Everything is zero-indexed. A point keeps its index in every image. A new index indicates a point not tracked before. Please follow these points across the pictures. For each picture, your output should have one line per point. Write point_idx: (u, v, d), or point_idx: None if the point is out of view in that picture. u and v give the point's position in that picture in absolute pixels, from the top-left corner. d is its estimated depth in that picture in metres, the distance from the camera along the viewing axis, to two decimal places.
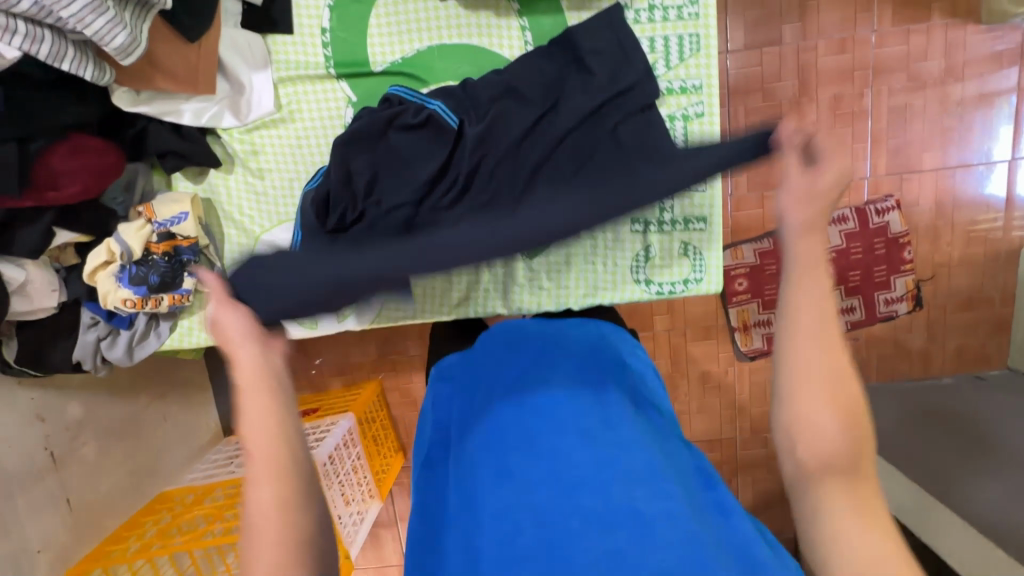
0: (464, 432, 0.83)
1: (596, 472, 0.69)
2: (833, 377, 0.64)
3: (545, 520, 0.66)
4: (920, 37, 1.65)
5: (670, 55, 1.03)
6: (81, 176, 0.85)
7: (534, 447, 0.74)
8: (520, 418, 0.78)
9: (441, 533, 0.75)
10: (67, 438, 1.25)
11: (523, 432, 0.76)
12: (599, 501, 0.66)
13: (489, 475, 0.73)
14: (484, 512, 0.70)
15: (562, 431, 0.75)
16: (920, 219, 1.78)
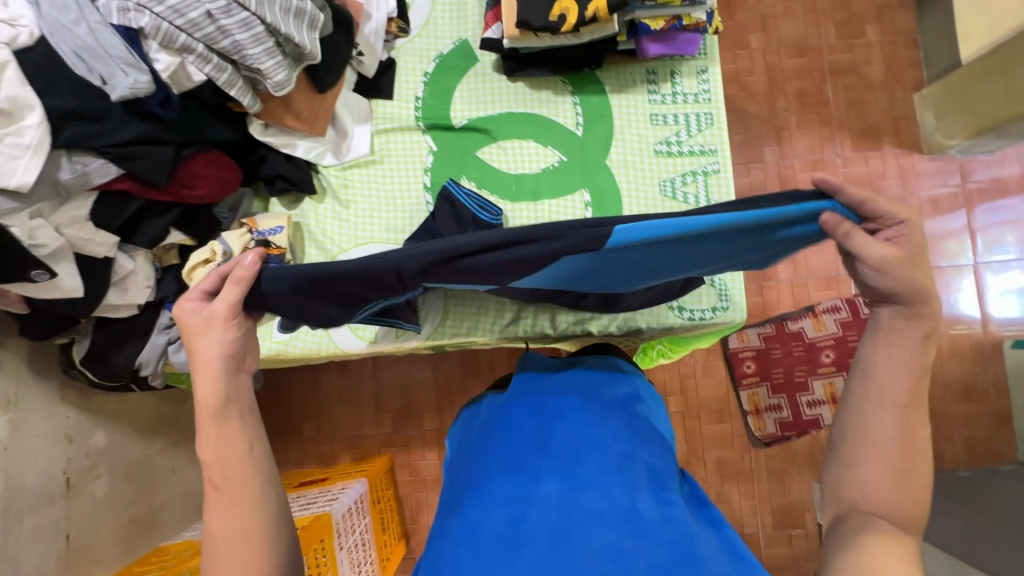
0: (484, 437, 0.88)
1: (606, 481, 0.73)
2: (896, 464, 0.72)
3: (555, 510, 0.69)
4: (877, 161, 1.99)
5: (691, 127, 1.13)
6: (212, 183, 0.95)
7: (552, 449, 0.79)
8: (542, 427, 0.83)
9: (446, 519, 0.78)
10: (84, 467, 1.21)
11: (544, 437, 0.81)
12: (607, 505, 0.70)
13: (511, 472, 0.77)
14: (493, 498, 0.74)
15: (579, 442, 0.79)
16: None
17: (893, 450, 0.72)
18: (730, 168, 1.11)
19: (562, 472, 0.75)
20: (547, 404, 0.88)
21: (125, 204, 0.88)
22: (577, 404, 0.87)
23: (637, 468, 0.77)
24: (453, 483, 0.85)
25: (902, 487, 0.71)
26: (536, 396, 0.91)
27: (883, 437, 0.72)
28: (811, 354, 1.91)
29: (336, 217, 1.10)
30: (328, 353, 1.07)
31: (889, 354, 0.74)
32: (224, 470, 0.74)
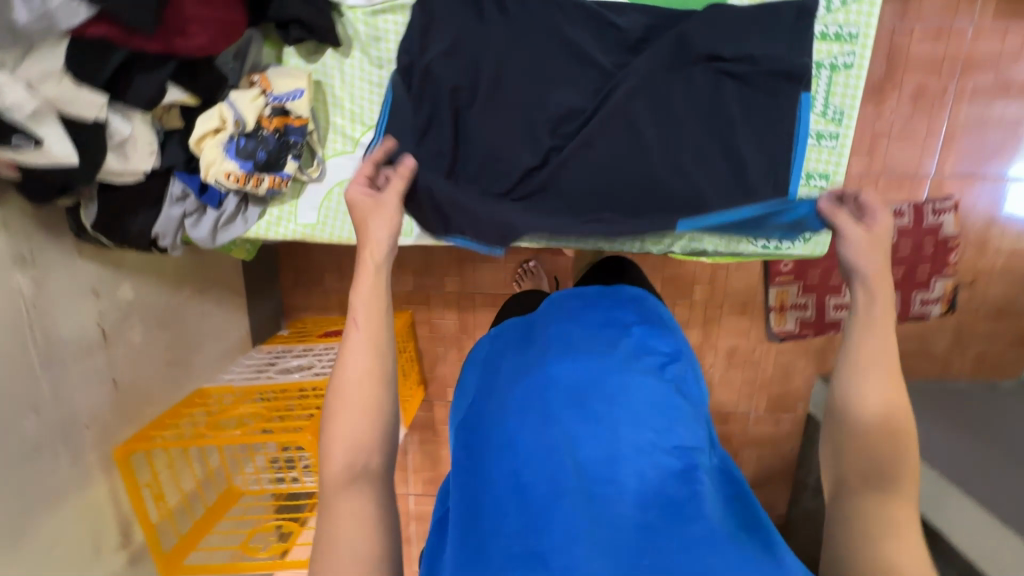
0: (523, 376, 0.97)
1: (639, 453, 0.85)
2: (881, 434, 0.78)
3: (585, 472, 0.84)
4: (1015, 36, 1.61)
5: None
6: (212, 32, 0.73)
7: (584, 410, 0.90)
8: (582, 389, 0.92)
9: (482, 441, 0.91)
10: (118, 318, 1.22)
11: (583, 399, 0.91)
12: (632, 477, 0.83)
13: (547, 430, 0.88)
14: (536, 450, 0.86)
15: (615, 411, 0.89)
16: (973, 225, 1.79)
17: (874, 427, 0.79)
18: (866, 64, 0.85)
19: (601, 441, 0.87)
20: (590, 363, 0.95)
21: (106, 55, 0.70)
22: (618, 371, 0.94)
23: (666, 446, 0.87)
24: (490, 415, 0.94)
25: (885, 465, 0.77)
26: (574, 353, 0.98)
27: (878, 394, 0.79)
28: None
29: (366, 79, 0.89)
30: (359, 242, 0.97)
31: (870, 343, 0.82)
32: (356, 381, 0.75)
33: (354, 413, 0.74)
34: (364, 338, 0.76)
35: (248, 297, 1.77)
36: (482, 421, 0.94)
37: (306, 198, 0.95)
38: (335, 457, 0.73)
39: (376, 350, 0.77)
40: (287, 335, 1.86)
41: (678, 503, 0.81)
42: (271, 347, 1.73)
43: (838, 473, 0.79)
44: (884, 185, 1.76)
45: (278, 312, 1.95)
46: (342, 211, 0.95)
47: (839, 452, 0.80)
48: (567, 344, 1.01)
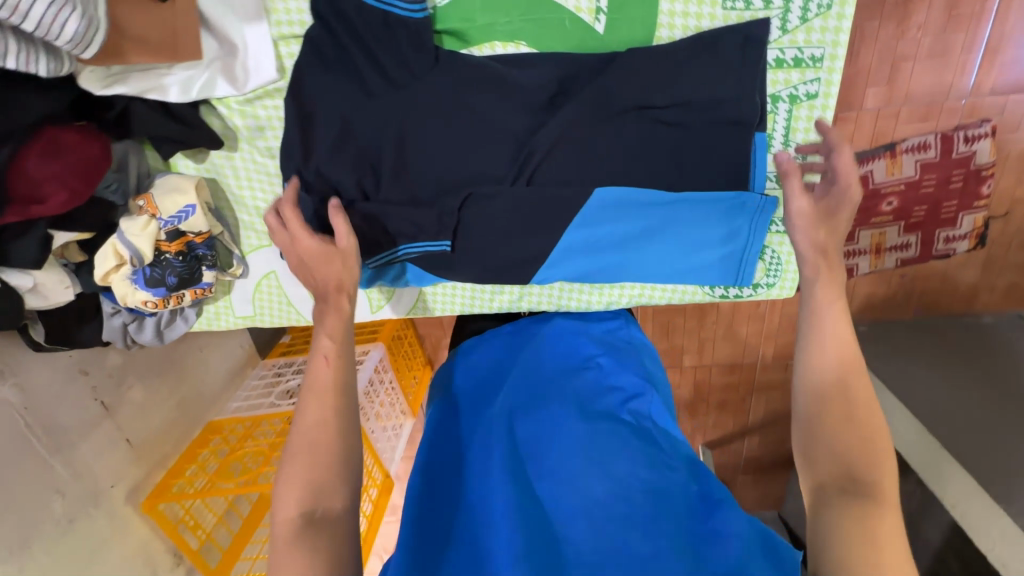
0: (479, 412, 0.94)
1: (592, 504, 0.76)
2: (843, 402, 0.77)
3: (532, 501, 0.79)
4: None
5: (791, 16, 0.88)
6: (65, 181, 0.72)
7: (530, 437, 0.86)
8: (529, 414, 0.88)
9: (438, 479, 0.88)
10: (113, 385, 1.29)
11: (529, 423, 0.87)
12: (588, 534, 0.73)
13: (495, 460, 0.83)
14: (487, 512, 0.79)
15: (563, 435, 0.84)
16: (1013, 149, 1.56)
17: (838, 398, 0.78)
18: None
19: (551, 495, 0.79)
20: (539, 388, 0.93)
21: None
22: (567, 397, 0.89)
23: (623, 487, 0.76)
24: (448, 478, 0.87)
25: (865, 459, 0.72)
26: (529, 400, 0.91)
27: (829, 366, 0.80)
28: (870, 202, 1.63)
29: (260, 171, 0.91)
30: (299, 327, 0.97)
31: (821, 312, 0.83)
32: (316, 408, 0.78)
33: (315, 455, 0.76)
34: (332, 344, 0.82)
35: None
36: (442, 484, 0.87)
37: (236, 294, 0.95)
38: (290, 497, 0.72)
39: (331, 391, 0.79)
40: (289, 341, 1.93)
41: (632, 525, 0.72)
42: (274, 359, 1.78)
43: (819, 460, 0.75)
44: (906, 117, 1.52)
45: None
46: (275, 301, 0.95)
47: (811, 441, 0.77)
48: (527, 387, 0.94)
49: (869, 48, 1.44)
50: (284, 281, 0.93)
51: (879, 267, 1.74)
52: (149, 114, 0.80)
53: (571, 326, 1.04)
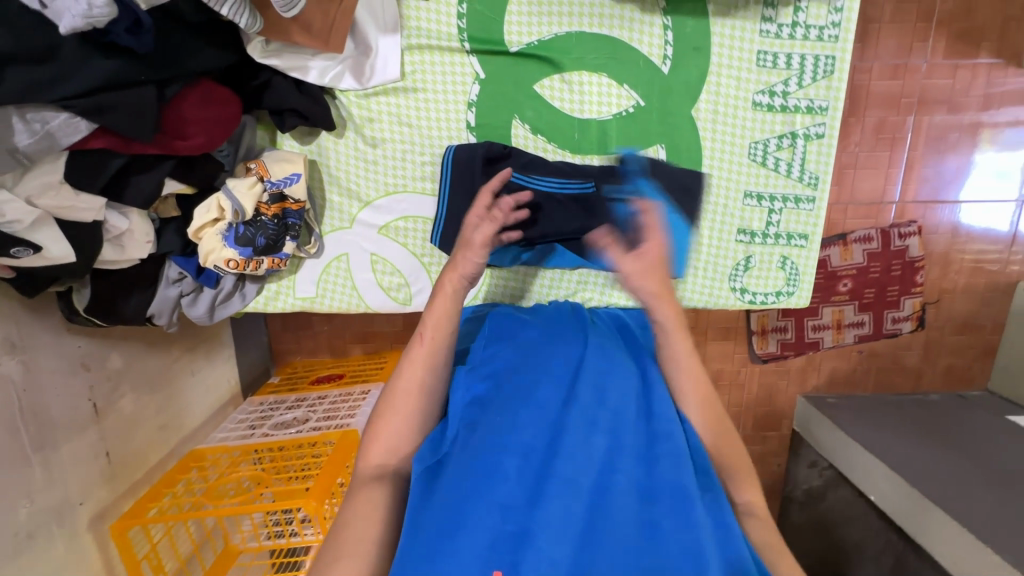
0: (522, 339, 0.81)
1: (639, 455, 0.69)
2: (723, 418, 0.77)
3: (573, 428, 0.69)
4: (965, 72, 1.64)
5: (805, 74, 0.87)
6: (209, 129, 0.75)
7: (607, 390, 0.74)
8: (622, 370, 0.78)
9: (494, 398, 0.73)
10: (108, 389, 1.21)
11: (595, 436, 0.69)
12: (632, 480, 0.66)
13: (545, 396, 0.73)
14: (516, 443, 0.68)
15: (610, 375, 0.77)
16: (937, 245, 1.80)
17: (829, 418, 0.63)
18: (835, 133, 0.90)
19: (597, 425, 0.70)
20: (611, 384, 0.75)
21: (105, 162, 0.69)
22: (612, 352, 0.81)
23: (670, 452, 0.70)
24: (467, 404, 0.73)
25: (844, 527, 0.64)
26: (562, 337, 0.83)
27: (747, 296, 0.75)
28: (828, 282, 1.83)
29: (359, 158, 0.91)
30: (358, 312, 0.98)
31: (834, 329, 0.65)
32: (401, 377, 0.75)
33: (407, 403, 0.73)
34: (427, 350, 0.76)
35: (237, 345, 1.76)
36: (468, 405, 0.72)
37: (303, 272, 0.96)
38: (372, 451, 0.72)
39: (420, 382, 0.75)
40: (276, 383, 1.85)
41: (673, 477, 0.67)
42: (262, 398, 1.71)
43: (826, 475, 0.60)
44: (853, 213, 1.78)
45: (264, 360, 1.91)
46: (340, 284, 0.97)
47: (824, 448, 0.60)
48: (557, 326, 0.86)
49: None
50: (354, 264, 0.97)
51: (840, 343, 1.90)
52: (287, 90, 0.81)
53: (624, 322, 0.92)
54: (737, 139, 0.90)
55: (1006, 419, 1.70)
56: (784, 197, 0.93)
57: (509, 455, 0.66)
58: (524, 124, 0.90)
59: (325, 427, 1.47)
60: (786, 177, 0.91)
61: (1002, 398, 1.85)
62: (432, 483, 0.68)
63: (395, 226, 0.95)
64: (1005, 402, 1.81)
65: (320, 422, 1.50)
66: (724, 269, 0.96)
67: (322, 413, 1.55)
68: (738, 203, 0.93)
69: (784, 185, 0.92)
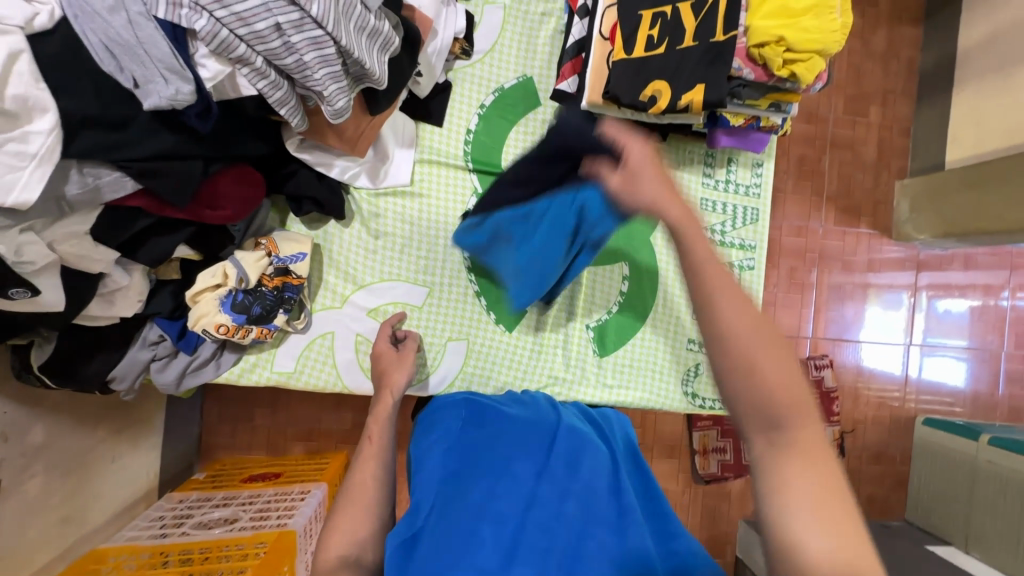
0: (492, 424, 0.85)
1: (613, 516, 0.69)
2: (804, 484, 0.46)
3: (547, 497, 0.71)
4: (851, 237, 2.01)
5: (736, 219, 1.09)
6: (236, 204, 0.83)
7: (579, 460, 0.77)
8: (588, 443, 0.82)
9: (470, 471, 0.74)
10: (19, 466, 1.07)
11: (565, 506, 0.70)
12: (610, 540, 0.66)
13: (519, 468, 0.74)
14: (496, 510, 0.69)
15: (578, 445, 0.80)
16: (846, 378, 2.01)
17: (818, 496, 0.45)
18: (762, 266, 1.11)
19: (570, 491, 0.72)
20: (583, 457, 0.77)
21: (135, 221, 0.75)
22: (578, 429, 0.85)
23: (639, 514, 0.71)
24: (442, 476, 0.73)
25: None
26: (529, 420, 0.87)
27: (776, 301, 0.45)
28: None
29: (362, 246, 1.00)
30: (333, 391, 1.00)
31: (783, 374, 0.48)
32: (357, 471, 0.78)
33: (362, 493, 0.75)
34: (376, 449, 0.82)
35: (165, 434, 1.61)
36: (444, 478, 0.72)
37: (285, 347, 0.98)
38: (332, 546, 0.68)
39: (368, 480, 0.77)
40: (200, 480, 1.67)
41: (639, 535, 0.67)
42: (184, 494, 1.53)
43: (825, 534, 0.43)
44: None
45: (190, 454, 1.75)
46: (321, 361, 0.99)
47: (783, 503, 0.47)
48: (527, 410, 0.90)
49: None
50: (338, 343, 1.00)
51: None
52: (311, 180, 0.92)
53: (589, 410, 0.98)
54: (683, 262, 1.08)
55: (927, 548, 1.79)
56: None
57: (486, 523, 0.67)
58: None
59: (257, 527, 1.34)
60: None
61: (919, 529, 1.94)
62: (407, 560, 0.63)
63: (385, 309, 1.01)
64: (923, 534, 1.89)
65: (251, 523, 1.36)
66: (677, 372, 1.07)
67: (252, 514, 1.42)
68: (688, 317, 1.08)
69: None
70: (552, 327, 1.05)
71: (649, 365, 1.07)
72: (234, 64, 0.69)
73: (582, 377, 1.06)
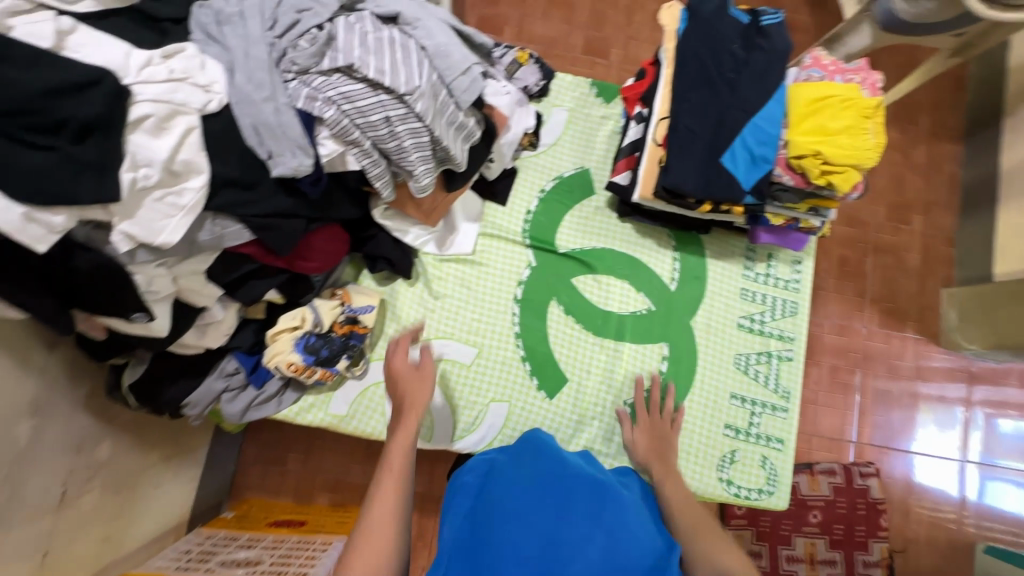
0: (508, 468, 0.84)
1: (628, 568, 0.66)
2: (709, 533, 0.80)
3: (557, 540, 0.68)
4: (896, 340, 1.98)
5: (775, 310, 1.14)
6: (323, 258, 0.95)
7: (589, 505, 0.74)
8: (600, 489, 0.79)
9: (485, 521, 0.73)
10: (82, 479, 1.15)
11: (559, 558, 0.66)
12: None
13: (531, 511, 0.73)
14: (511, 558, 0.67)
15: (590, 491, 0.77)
16: (895, 491, 1.89)
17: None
18: (801, 358, 1.13)
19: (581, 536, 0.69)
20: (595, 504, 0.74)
21: (241, 265, 0.87)
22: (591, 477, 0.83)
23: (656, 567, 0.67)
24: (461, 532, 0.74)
25: None
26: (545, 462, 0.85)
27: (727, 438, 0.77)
28: (799, 510, 1.83)
29: (422, 305, 1.10)
30: (378, 439, 1.05)
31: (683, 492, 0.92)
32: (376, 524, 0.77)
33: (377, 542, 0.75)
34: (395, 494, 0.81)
35: (204, 467, 1.68)
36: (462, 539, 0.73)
37: (341, 391, 1.06)
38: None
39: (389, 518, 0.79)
40: (229, 518, 1.69)
41: None
42: (212, 531, 1.55)
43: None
44: (816, 445, 1.93)
45: (222, 492, 1.79)
46: (371, 408, 1.06)
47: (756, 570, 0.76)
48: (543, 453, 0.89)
49: None
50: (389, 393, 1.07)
51: None
52: (387, 243, 1.04)
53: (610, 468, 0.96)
54: (718, 347, 1.12)
55: None
56: (764, 402, 1.11)
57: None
58: (559, 307, 1.12)
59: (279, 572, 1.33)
60: (764, 387, 1.11)
61: None
62: None
63: (436, 365, 1.08)
64: None
65: (274, 567, 1.36)
66: (712, 457, 1.08)
67: (275, 558, 1.42)
68: (726, 402, 1.10)
69: (760, 389, 1.11)
70: (592, 401, 1.09)
71: (685, 447, 1.08)
72: (347, 145, 0.84)
73: (618, 452, 1.08)
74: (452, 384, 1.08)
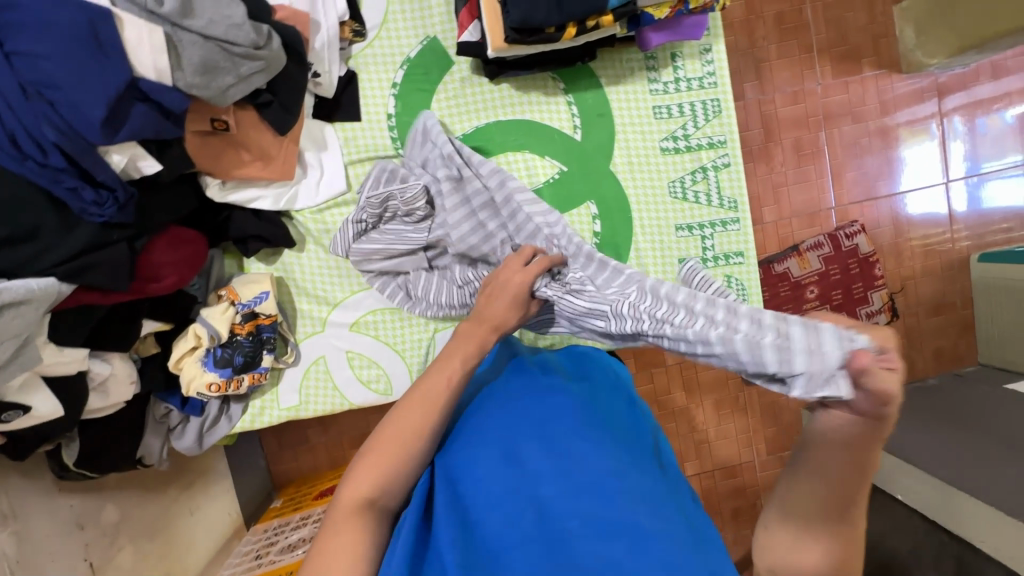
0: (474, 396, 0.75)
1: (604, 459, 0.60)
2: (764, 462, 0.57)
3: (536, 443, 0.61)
4: (856, 86, 1.78)
5: (698, 117, 0.99)
6: (179, 268, 0.82)
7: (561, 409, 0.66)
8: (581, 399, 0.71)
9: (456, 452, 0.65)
10: (105, 545, 1.18)
11: (575, 482, 0.56)
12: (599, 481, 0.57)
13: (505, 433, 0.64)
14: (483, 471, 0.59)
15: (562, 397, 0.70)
16: (883, 238, 1.81)
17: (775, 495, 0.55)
18: (739, 159, 1.01)
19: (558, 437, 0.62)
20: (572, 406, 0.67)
21: (87, 317, 0.76)
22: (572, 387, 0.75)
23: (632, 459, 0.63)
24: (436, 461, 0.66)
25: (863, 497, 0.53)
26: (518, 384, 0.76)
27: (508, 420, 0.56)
28: (797, 292, 1.75)
29: (325, 268, 0.99)
30: (342, 411, 1.01)
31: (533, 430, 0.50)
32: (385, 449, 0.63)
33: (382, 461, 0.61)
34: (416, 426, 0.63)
35: None
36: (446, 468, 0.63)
37: (285, 382, 1.00)
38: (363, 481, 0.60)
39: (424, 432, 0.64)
40: (279, 506, 1.67)
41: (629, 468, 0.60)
42: (266, 524, 1.54)
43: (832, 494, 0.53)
44: (798, 225, 1.81)
45: (266, 485, 1.82)
46: (322, 386, 1.01)
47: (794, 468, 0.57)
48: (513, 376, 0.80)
49: (752, 180, 1.80)
50: (332, 365, 1.01)
51: None
52: (247, 219, 0.91)
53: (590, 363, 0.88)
54: (643, 180, 1.00)
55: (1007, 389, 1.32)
56: (711, 222, 1.01)
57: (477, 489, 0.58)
58: None
59: None
60: (709, 206, 1.01)
61: (995, 369, 1.71)
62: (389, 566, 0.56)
63: (365, 321, 1.00)
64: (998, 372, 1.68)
65: None
66: None
67: None
68: (673, 237, 1.01)
69: (705, 209, 1.01)
70: None
71: None
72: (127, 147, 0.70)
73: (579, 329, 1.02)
74: (391, 332, 1.01)
